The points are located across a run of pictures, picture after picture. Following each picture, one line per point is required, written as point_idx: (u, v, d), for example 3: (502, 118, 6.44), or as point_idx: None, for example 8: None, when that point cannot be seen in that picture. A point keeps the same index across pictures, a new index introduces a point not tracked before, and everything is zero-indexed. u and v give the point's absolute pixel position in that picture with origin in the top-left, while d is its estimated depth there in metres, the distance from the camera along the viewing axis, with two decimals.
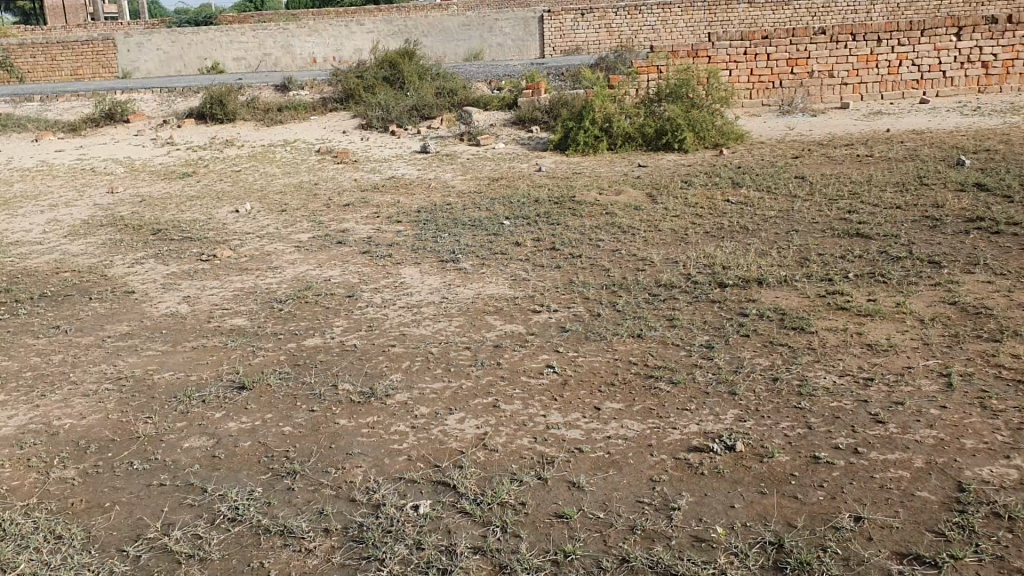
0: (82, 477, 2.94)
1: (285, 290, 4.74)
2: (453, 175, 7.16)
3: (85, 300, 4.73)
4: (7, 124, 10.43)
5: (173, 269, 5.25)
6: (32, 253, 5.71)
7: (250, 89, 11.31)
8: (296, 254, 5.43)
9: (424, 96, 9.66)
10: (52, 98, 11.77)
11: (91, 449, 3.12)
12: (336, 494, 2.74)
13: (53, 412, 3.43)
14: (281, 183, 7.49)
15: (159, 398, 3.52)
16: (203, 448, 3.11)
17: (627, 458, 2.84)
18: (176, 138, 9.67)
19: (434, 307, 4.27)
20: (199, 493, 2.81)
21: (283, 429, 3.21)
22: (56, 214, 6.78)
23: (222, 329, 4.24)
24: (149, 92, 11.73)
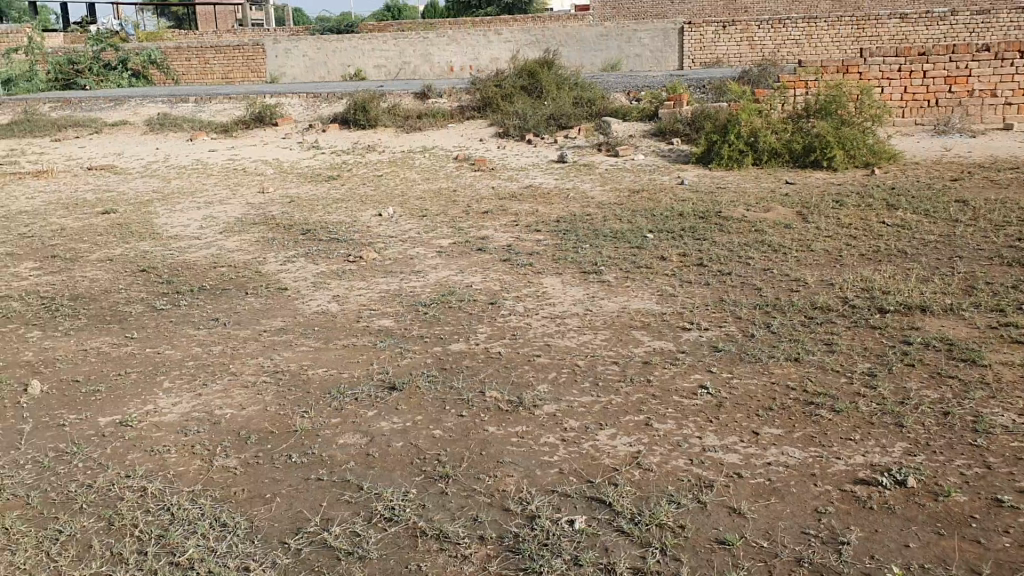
0: (244, 467, 3.03)
1: (429, 294, 4.78)
2: (593, 185, 7.12)
3: (240, 294, 4.91)
4: (165, 123, 10.98)
5: (322, 268, 5.39)
6: (191, 247, 5.97)
7: (392, 96, 11.56)
8: (438, 259, 5.49)
9: (562, 107, 9.61)
10: (206, 101, 12.33)
11: (251, 440, 3.21)
12: (490, 502, 2.73)
13: (215, 401, 3.55)
14: (422, 189, 7.61)
15: (314, 393, 3.60)
16: (357, 445, 3.15)
17: (790, 487, 2.73)
18: (320, 142, 9.99)
19: (579, 318, 4.22)
20: (356, 490, 2.85)
21: (433, 431, 3.22)
22: (211, 211, 7.09)
23: (371, 330, 4.31)
24: (296, 96, 12.16)
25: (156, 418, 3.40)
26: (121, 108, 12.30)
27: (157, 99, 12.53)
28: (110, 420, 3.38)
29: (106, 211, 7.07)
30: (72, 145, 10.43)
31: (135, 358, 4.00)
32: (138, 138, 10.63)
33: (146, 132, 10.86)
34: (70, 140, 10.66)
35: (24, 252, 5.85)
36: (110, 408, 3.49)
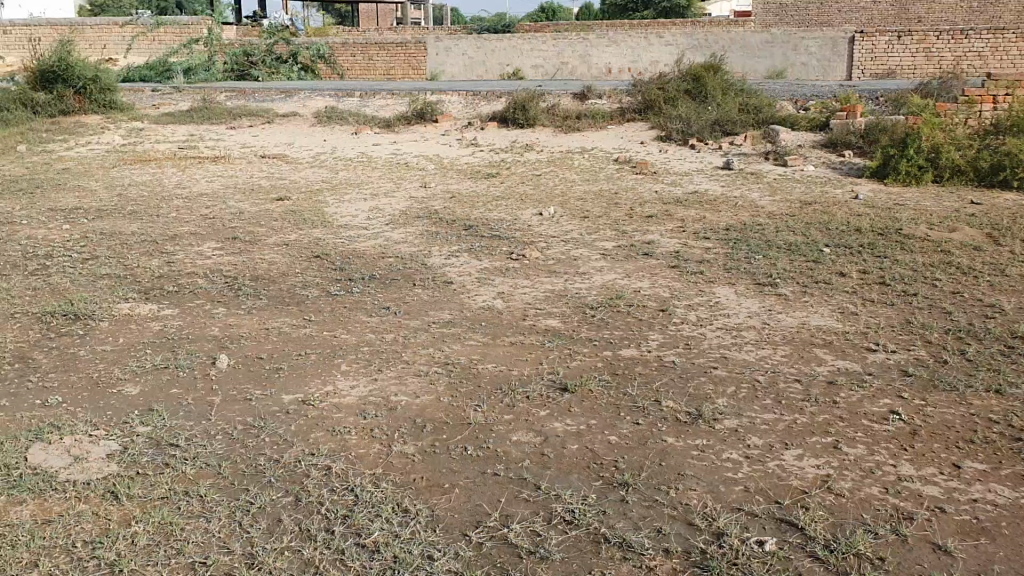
0: (421, 455, 3.05)
1: (596, 296, 4.73)
2: (761, 194, 6.90)
3: (409, 285, 5.00)
4: (332, 117, 11.36)
5: (487, 265, 5.42)
6: (360, 237, 6.13)
7: (551, 96, 11.57)
8: (603, 261, 5.43)
9: (728, 113, 9.40)
10: (370, 96, 12.69)
11: (428, 430, 3.23)
12: (673, 515, 2.65)
13: (390, 388, 3.60)
14: (583, 190, 7.57)
15: (486, 388, 3.59)
16: (532, 444, 3.12)
17: (1001, 527, 2.53)
18: (479, 139, 10.10)
19: (755, 332, 4.07)
20: (534, 489, 2.82)
21: (609, 437, 3.15)
22: (377, 202, 7.27)
23: (538, 328, 4.29)
24: (456, 93, 12.35)
25: (335, 400, 3.48)
26: (291, 99, 12.81)
27: (325, 92, 12.98)
28: (293, 398, 3.48)
29: (280, 198, 7.35)
30: (246, 133, 10.92)
31: (313, 340, 4.11)
32: (307, 129, 11.03)
33: (314, 124, 11.27)
34: (244, 128, 11.17)
35: (207, 232, 6.14)
36: (292, 386, 3.59)
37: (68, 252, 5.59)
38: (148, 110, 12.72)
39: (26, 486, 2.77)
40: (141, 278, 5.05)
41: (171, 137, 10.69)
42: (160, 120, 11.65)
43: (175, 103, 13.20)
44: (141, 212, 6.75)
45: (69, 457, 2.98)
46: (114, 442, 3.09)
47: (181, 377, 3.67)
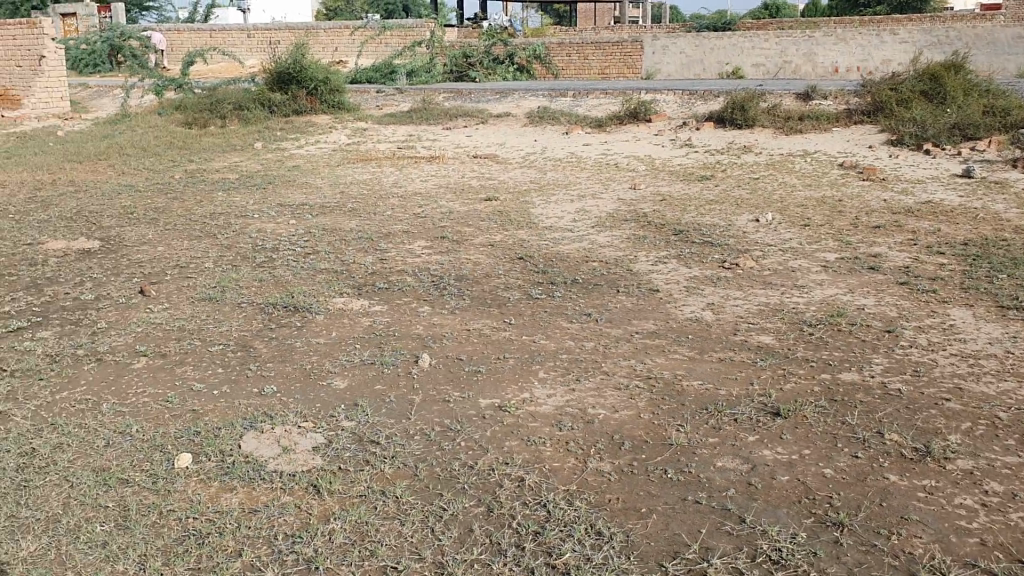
0: (618, 474, 2.92)
1: (814, 313, 4.41)
2: (1006, 206, 6.25)
3: (613, 291, 4.89)
4: (545, 117, 11.44)
5: (697, 273, 5.22)
6: (566, 239, 6.08)
7: (772, 96, 11.09)
8: (823, 274, 5.08)
9: (970, 115, 8.63)
10: (584, 96, 12.66)
11: (626, 447, 3.10)
12: (894, 564, 2.38)
13: (588, 399, 3.49)
14: (803, 196, 7.16)
15: (689, 406, 3.42)
16: (737, 472, 2.92)
17: None
18: (693, 140, 9.83)
19: (996, 362, 3.65)
20: (737, 521, 2.63)
21: (824, 470, 2.90)
22: (586, 204, 7.20)
23: (749, 345, 4.05)
24: (671, 92, 12.10)
25: (532, 408, 3.42)
26: (505, 100, 13.01)
27: (539, 92, 13.11)
28: (491, 403, 3.45)
29: (489, 198, 7.43)
30: (461, 133, 11.18)
31: (514, 344, 4.08)
32: (521, 129, 11.14)
33: (527, 124, 11.39)
34: (460, 128, 11.46)
35: (419, 231, 6.29)
36: (491, 391, 3.57)
37: (292, 246, 5.89)
38: (373, 110, 13.35)
39: (237, 474, 2.89)
40: (354, 274, 5.22)
41: (391, 137, 11.13)
42: (382, 121, 12.16)
43: (398, 103, 13.77)
44: (360, 209, 7.04)
45: (276, 447, 3.09)
46: (319, 436, 3.18)
47: (386, 374, 3.74)
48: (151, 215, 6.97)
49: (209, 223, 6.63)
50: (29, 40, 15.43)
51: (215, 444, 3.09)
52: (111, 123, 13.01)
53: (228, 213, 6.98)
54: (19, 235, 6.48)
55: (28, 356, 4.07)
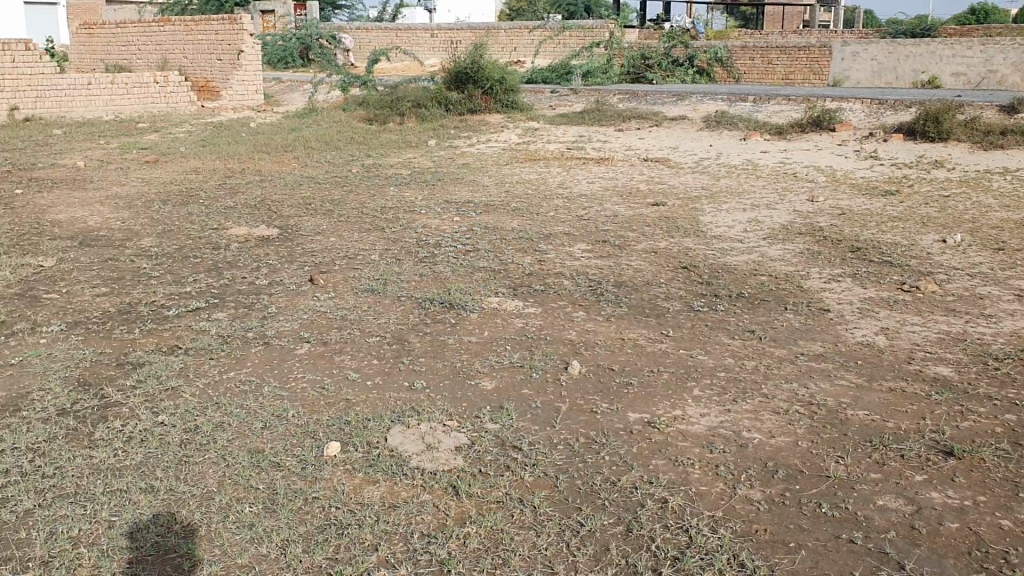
0: (768, 504, 2.77)
1: (1002, 346, 4.05)
2: None
3: (779, 308, 4.67)
4: (722, 121, 11.13)
5: (872, 294, 4.90)
6: (733, 250, 5.87)
7: (971, 108, 10.34)
8: (1016, 304, 4.66)
9: None
10: (764, 102, 12.23)
11: (779, 476, 2.93)
12: None
13: (743, 421, 3.33)
14: (999, 217, 6.61)
15: (852, 438, 3.20)
16: (901, 513, 2.70)
17: None
18: (880, 152, 9.30)
19: None
20: (895, 567, 2.43)
21: (1001, 521, 2.64)
22: (758, 215, 6.93)
23: (925, 376, 3.76)
24: (859, 100, 11.51)
25: (682, 425, 3.30)
26: (681, 103, 12.77)
27: (718, 96, 12.78)
28: (640, 418, 3.36)
29: (656, 204, 7.29)
30: (633, 136, 11.04)
31: (669, 357, 3.96)
32: (695, 133, 10.88)
33: (702, 129, 11.12)
34: (633, 131, 11.33)
35: (582, 234, 6.24)
36: (641, 405, 3.47)
37: (455, 242, 5.98)
38: (546, 110, 13.42)
39: (381, 466, 2.95)
40: (513, 274, 5.23)
41: (562, 137, 11.13)
42: (555, 121, 12.18)
43: (572, 104, 13.78)
44: (525, 209, 7.05)
45: (421, 444, 3.13)
46: (463, 435, 3.19)
47: (535, 379, 3.71)
48: (326, 206, 7.26)
49: (379, 216, 6.83)
50: (231, 35, 16.47)
51: (363, 435, 3.17)
52: (299, 116, 13.68)
53: (398, 207, 7.17)
54: (207, 219, 6.91)
55: (202, 336, 4.32)
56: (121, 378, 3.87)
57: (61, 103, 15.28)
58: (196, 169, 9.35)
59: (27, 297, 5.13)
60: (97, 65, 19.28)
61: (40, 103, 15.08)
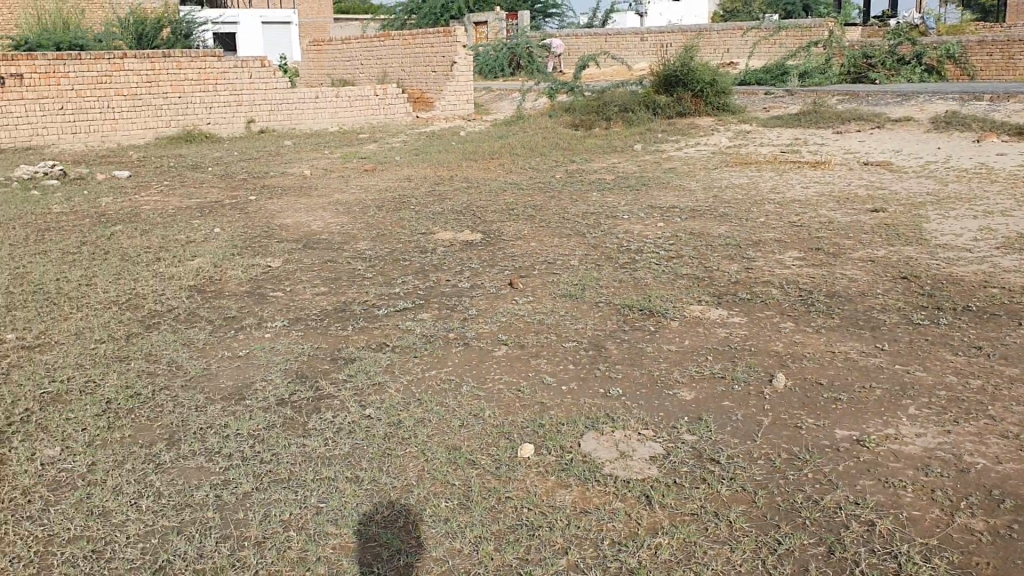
0: (993, 536, 2.53)
1: None
2: None
3: (1012, 324, 4.27)
4: (952, 121, 10.36)
5: None
6: (961, 260, 5.44)
7: None
8: None
9: None
10: (1003, 100, 11.29)
11: (1007, 506, 2.67)
12: None
13: (966, 445, 3.07)
14: None
15: None
16: None
17: None
18: None
19: None
20: None
21: None
22: (991, 222, 6.39)
23: None
24: None
25: (896, 446, 3.08)
26: (907, 103, 12.02)
27: (949, 95, 11.92)
28: (848, 435, 3.17)
29: (874, 210, 6.88)
30: (852, 138, 10.51)
31: (883, 373, 3.72)
32: (921, 135, 10.20)
33: (930, 129, 10.41)
34: (851, 133, 10.78)
35: (791, 241, 5.99)
36: (850, 422, 3.27)
37: (657, 248, 5.91)
38: (759, 113, 13.03)
39: (574, 471, 2.97)
40: (716, 281, 5.10)
41: (775, 140, 10.77)
42: (767, 124, 11.80)
43: (786, 106, 13.30)
44: (732, 215, 6.87)
45: (614, 451, 3.11)
46: (659, 445, 3.14)
47: (736, 391, 3.59)
48: (529, 211, 7.39)
49: (581, 221, 6.87)
50: (445, 47, 17.12)
51: (556, 439, 3.20)
52: (507, 124, 14.03)
53: (601, 212, 7.17)
54: (416, 224, 7.22)
55: (407, 335, 4.51)
56: (334, 372, 4.12)
57: (292, 116, 16.53)
58: (408, 176, 9.79)
59: (255, 295, 5.56)
60: (324, 80, 20.64)
61: (273, 116, 16.37)
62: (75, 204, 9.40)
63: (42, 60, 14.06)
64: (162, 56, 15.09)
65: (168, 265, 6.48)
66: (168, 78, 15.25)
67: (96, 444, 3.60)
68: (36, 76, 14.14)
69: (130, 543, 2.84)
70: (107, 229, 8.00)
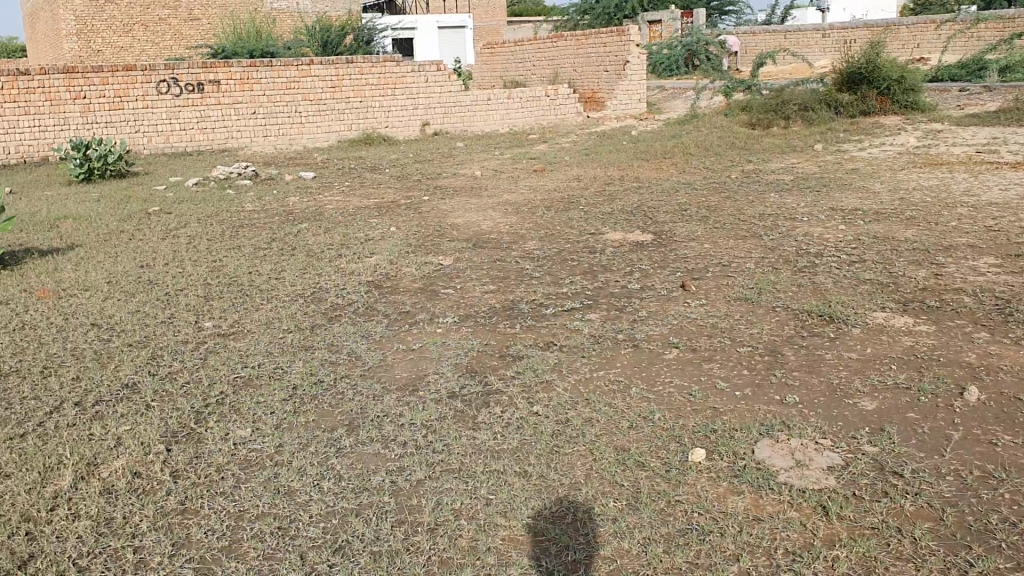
0: None
1: None
2: None
3: None
4: None
5: None
6: None
7: None
8: None
9: None
10: None
11: None
12: None
13: None
14: None
15: None
16: None
17: None
18: None
19: None
20: None
21: None
22: None
23: None
24: None
25: None
26: None
27: None
28: None
29: None
30: None
31: None
32: None
33: None
34: None
35: (988, 247, 5.61)
36: None
37: (838, 252, 5.67)
38: (953, 111, 12.27)
39: (747, 478, 2.91)
40: (903, 288, 4.85)
41: (970, 139, 10.11)
42: (961, 122, 11.09)
43: (984, 103, 12.45)
44: (921, 218, 6.50)
45: (790, 460, 3.02)
46: (838, 456, 3.02)
47: (923, 403, 3.39)
48: (703, 213, 7.26)
49: (756, 223, 6.69)
50: (617, 47, 17.05)
51: (729, 445, 3.14)
52: (680, 124, 13.83)
53: (778, 214, 6.96)
54: (586, 224, 7.25)
55: (577, 334, 4.53)
56: (504, 368, 4.20)
57: (465, 119, 16.95)
58: (579, 177, 9.83)
59: (429, 291, 5.73)
60: (497, 82, 21.03)
61: (448, 118, 16.84)
62: (266, 203, 9.99)
63: (237, 67, 15.02)
64: (345, 62, 15.81)
65: (348, 261, 6.78)
66: (349, 83, 15.98)
67: (283, 427, 3.83)
68: (232, 82, 15.12)
69: (312, 522, 3.01)
70: (294, 226, 8.46)
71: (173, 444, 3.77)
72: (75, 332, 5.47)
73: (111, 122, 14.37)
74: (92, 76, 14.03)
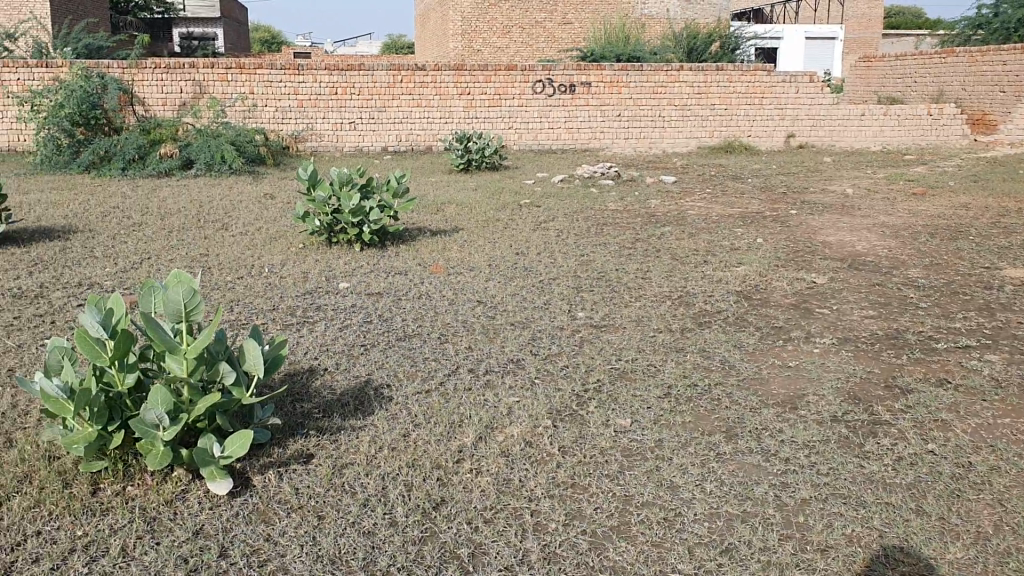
0: None
1: None
2: None
3: None
4: None
5: None
6: None
7: None
8: None
9: None
10: None
11: None
12: None
13: None
14: None
15: None
16: None
17: None
18: None
19: None
20: None
21: None
22: None
23: None
24: None
25: None
26: None
27: None
28: None
29: None
30: None
31: None
32: None
33: None
34: None
35: None
36: None
37: None
38: None
39: None
40: None
41: None
42: None
43: None
44: None
45: None
46: None
47: None
48: None
49: None
50: (1019, 66, 15.49)
51: None
52: None
53: None
54: (978, 257, 6.71)
55: (974, 377, 4.26)
56: (890, 400, 4.04)
57: (833, 132, 16.32)
58: (966, 205, 9.08)
59: (802, 308, 5.61)
60: (870, 97, 19.93)
61: (815, 131, 16.33)
62: (629, 203, 10.29)
63: (609, 70, 15.62)
64: (715, 69, 15.89)
65: (715, 269, 6.82)
66: (717, 91, 16.02)
67: (661, 422, 3.96)
68: (603, 85, 15.75)
69: (699, 519, 3.11)
70: (658, 229, 8.65)
71: (558, 422, 4.05)
72: (464, 306, 6.03)
73: (490, 117, 15.52)
74: (478, 74, 15.26)
